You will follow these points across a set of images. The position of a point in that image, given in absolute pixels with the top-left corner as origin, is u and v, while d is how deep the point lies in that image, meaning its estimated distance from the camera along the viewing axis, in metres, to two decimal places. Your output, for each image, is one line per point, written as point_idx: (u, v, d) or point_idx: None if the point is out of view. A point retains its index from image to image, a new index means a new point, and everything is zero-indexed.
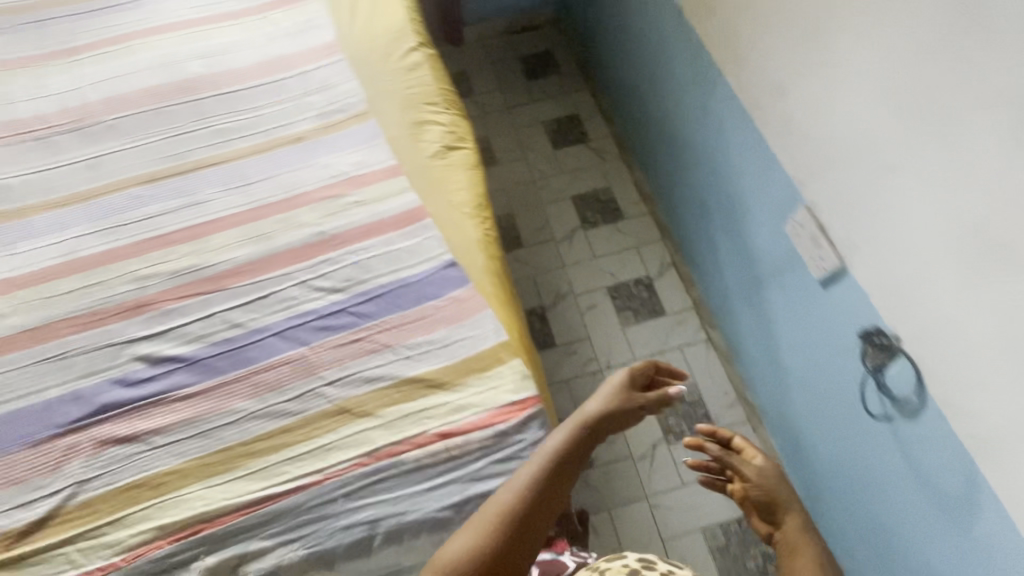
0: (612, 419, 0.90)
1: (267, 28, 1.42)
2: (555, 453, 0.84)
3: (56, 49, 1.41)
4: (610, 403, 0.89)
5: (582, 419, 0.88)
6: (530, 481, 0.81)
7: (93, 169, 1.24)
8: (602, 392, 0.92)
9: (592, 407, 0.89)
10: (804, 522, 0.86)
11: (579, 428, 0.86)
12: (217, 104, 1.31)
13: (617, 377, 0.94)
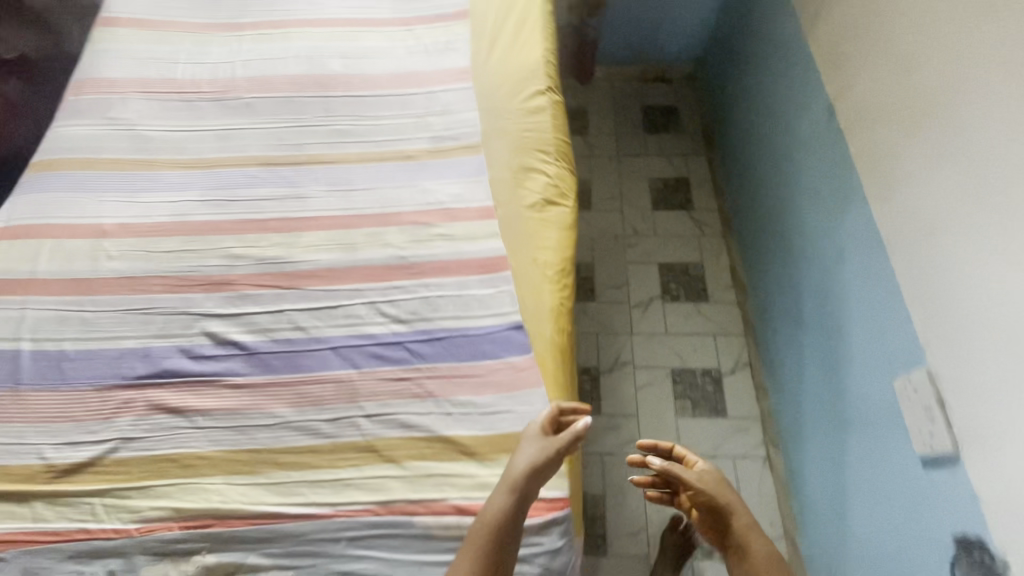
0: (541, 477, 0.84)
1: (409, 41, 1.47)
2: (500, 516, 0.80)
3: (225, 21, 1.54)
4: (527, 466, 0.83)
5: (510, 486, 0.82)
6: (482, 557, 0.78)
7: (222, 140, 1.33)
8: (523, 448, 0.85)
9: (517, 464, 0.83)
10: (739, 518, 0.99)
11: (515, 490, 0.81)
12: (344, 104, 1.36)
13: (537, 426, 0.88)
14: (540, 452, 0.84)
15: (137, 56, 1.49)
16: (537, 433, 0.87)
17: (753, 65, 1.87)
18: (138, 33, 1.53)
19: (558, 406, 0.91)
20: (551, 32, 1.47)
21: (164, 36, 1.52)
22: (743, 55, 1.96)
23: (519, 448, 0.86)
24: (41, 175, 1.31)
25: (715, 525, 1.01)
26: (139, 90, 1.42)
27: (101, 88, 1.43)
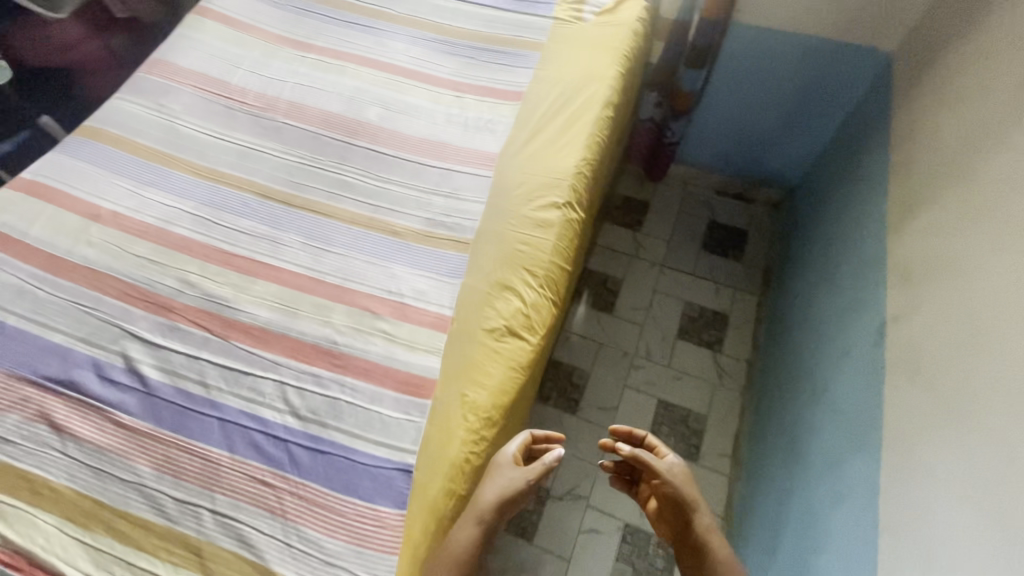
0: (509, 508, 0.89)
1: (453, 109, 1.41)
2: (469, 544, 0.84)
3: (299, 39, 1.58)
4: (496, 493, 0.87)
5: (477, 513, 0.86)
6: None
7: (239, 157, 1.34)
8: (494, 479, 0.90)
9: (488, 495, 0.87)
10: (703, 519, 1.00)
11: (482, 522, 0.86)
12: (362, 156, 1.33)
13: (510, 457, 0.93)
14: (513, 477, 0.89)
15: (210, 50, 1.55)
16: (510, 462, 0.92)
17: (831, 228, 1.63)
18: (222, 29, 1.60)
19: (531, 435, 0.98)
20: (598, 141, 1.36)
21: (241, 38, 1.58)
22: (829, 209, 1.72)
23: (489, 477, 0.91)
24: (81, 141, 1.39)
25: (676, 516, 1.03)
26: (196, 85, 1.48)
27: (166, 73, 1.51)
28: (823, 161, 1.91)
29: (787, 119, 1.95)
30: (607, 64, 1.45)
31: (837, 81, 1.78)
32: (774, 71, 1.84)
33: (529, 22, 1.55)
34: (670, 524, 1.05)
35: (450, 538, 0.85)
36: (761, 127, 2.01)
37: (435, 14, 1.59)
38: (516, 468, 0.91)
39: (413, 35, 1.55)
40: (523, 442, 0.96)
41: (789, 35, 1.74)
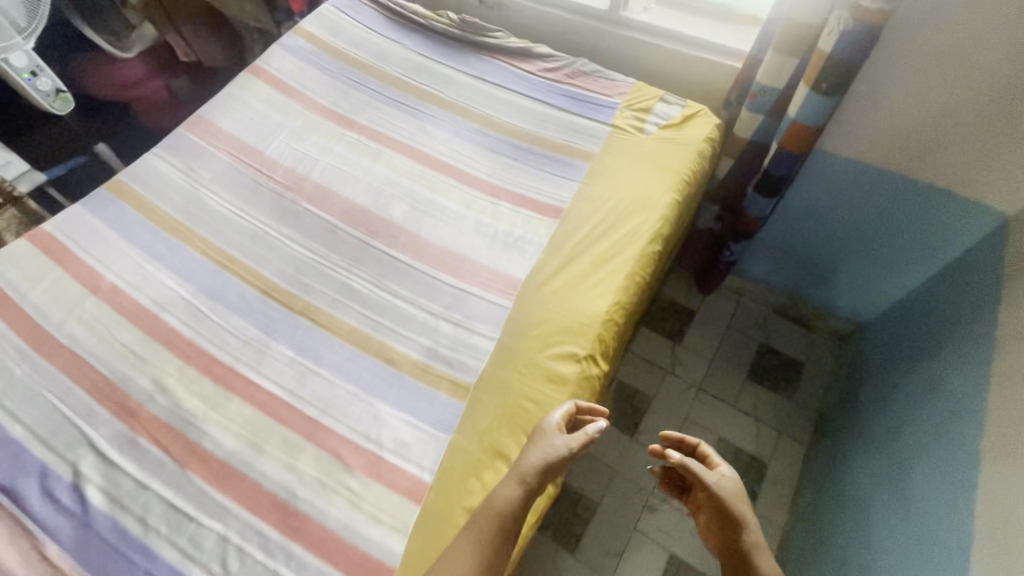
0: (552, 472, 0.91)
1: (484, 217, 1.29)
2: (513, 500, 0.88)
3: (342, 113, 1.51)
4: (539, 458, 0.90)
5: (520, 473, 0.90)
6: (488, 542, 0.85)
7: (251, 241, 1.27)
8: (539, 444, 0.93)
9: (532, 459, 0.91)
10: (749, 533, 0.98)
11: (525, 483, 0.89)
12: (375, 259, 1.22)
13: (555, 424, 0.96)
14: (557, 441, 0.92)
15: (251, 113, 1.51)
16: (555, 429, 0.95)
17: (897, 419, 1.37)
18: (269, 92, 1.56)
19: (576, 406, 1.00)
20: (638, 281, 1.19)
21: (285, 103, 1.53)
22: (895, 394, 1.45)
23: (534, 441, 0.94)
24: (106, 198, 1.37)
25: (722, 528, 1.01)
26: (229, 150, 1.43)
27: (204, 134, 1.47)
28: (896, 319, 1.63)
29: (863, 258, 1.69)
30: (664, 189, 1.29)
31: (921, 240, 1.50)
32: (855, 206, 1.60)
33: (583, 126, 1.41)
34: (716, 537, 1.03)
35: (496, 494, 0.90)
36: (832, 256, 1.77)
37: (485, 104, 1.49)
38: (561, 435, 0.93)
39: (459, 126, 1.45)
40: (568, 412, 0.98)
41: (878, 174, 1.49)
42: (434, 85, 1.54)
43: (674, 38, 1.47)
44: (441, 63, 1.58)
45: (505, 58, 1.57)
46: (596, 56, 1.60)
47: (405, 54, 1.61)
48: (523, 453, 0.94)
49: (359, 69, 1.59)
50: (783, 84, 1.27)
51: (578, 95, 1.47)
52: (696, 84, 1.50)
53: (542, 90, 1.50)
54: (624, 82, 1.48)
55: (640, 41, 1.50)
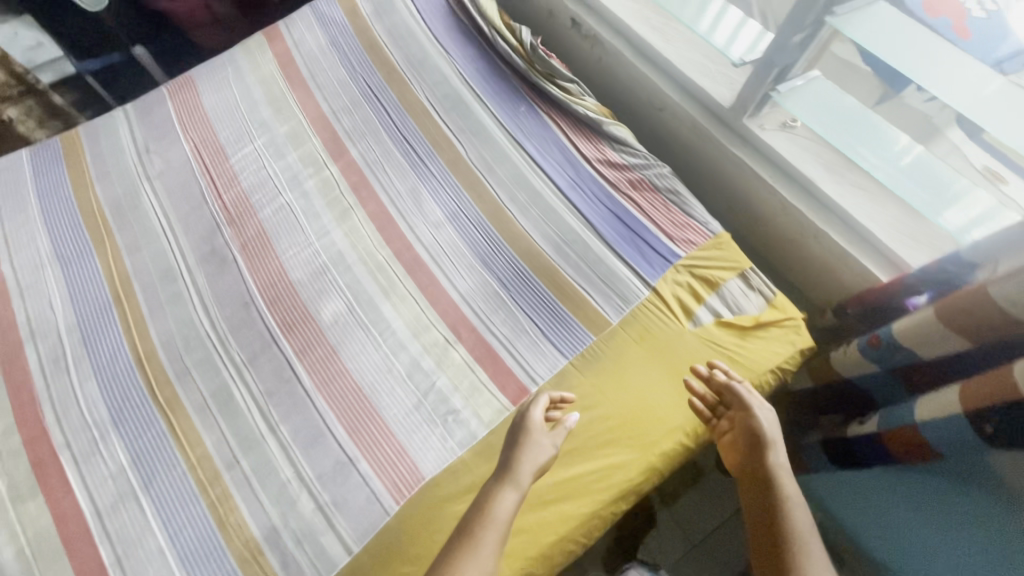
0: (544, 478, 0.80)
1: (426, 359, 0.97)
2: (515, 509, 0.75)
3: (339, 132, 1.18)
4: (520, 446, 0.81)
5: (506, 477, 0.77)
6: (485, 553, 0.70)
7: (160, 277, 1.04)
8: (528, 448, 0.80)
9: (527, 468, 0.78)
10: (779, 458, 0.74)
11: (521, 488, 0.76)
12: (272, 367, 0.96)
13: (539, 422, 0.83)
14: (546, 452, 0.81)
15: (241, 96, 1.22)
16: (540, 429, 0.83)
17: None
18: (273, 70, 1.25)
19: (549, 399, 0.87)
20: (569, 548, 0.86)
21: (283, 93, 1.23)
22: None
23: (520, 447, 0.80)
24: (56, 158, 1.19)
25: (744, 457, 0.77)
26: (196, 140, 1.18)
27: (183, 107, 1.22)
28: None
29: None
30: (671, 426, 0.90)
31: None
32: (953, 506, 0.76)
33: (614, 273, 1.00)
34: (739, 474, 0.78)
35: (490, 510, 0.75)
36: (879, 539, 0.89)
37: (506, 185, 1.10)
38: (546, 435, 0.82)
39: (461, 207, 1.09)
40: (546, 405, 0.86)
41: None
42: (459, 131, 1.16)
43: (803, 189, 0.97)
44: (483, 99, 1.18)
45: (565, 122, 1.14)
46: (688, 160, 1.13)
47: (447, 69, 1.21)
48: (503, 458, 0.81)
49: (385, 75, 1.23)
50: (929, 356, 0.78)
51: (630, 221, 1.04)
52: (809, 259, 1.01)
53: (589, 190, 1.08)
54: (702, 225, 1.03)
55: (751, 172, 1.01)
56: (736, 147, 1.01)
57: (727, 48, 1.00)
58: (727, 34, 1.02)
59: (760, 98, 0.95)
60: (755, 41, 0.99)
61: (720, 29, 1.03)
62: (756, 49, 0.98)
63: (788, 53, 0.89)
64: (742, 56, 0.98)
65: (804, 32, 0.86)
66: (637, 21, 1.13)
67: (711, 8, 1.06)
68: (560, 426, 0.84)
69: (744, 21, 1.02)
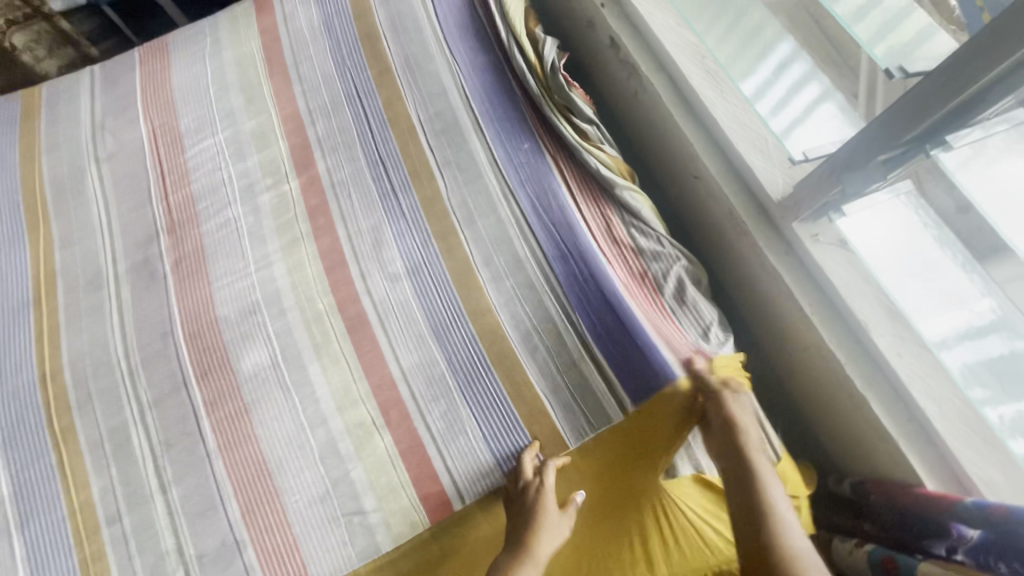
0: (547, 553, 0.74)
1: (345, 441, 0.81)
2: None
3: (310, 137, 1.01)
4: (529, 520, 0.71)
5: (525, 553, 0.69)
6: None
7: (84, 284, 0.94)
8: (546, 528, 0.71)
9: (547, 548, 0.70)
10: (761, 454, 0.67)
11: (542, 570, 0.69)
12: (177, 415, 0.85)
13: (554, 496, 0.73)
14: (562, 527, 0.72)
15: (213, 77, 1.06)
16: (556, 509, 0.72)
17: None
18: (254, 50, 1.08)
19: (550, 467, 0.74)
20: None
21: (259, 80, 1.05)
22: None
23: (534, 525, 0.71)
24: (12, 121, 1.09)
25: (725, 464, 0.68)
26: (154, 124, 1.04)
27: (150, 81, 1.08)
28: None
29: None
30: None
31: None
32: None
33: (587, 387, 0.78)
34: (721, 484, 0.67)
35: None
36: None
37: (484, 240, 0.89)
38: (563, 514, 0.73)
39: (421, 256, 0.89)
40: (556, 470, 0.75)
41: None
42: (443, 159, 0.94)
43: (853, 336, 0.69)
44: (483, 127, 0.96)
45: (574, 173, 0.92)
46: (717, 248, 0.88)
47: (447, 78, 0.99)
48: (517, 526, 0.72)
49: (377, 73, 1.02)
50: None
51: (624, 319, 0.81)
52: (839, 423, 0.75)
53: (582, 264, 0.85)
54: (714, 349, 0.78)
55: (786, 292, 0.73)
56: (775, 256, 0.74)
57: (768, 117, 0.77)
58: (779, 93, 0.76)
59: (816, 209, 0.70)
60: (811, 108, 0.73)
61: (769, 86, 0.77)
62: (807, 124, 0.73)
63: (869, 171, 0.61)
64: (782, 133, 0.75)
65: (898, 149, 0.59)
66: (687, 63, 0.86)
67: (777, 47, 0.77)
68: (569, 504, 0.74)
69: (809, 71, 0.73)
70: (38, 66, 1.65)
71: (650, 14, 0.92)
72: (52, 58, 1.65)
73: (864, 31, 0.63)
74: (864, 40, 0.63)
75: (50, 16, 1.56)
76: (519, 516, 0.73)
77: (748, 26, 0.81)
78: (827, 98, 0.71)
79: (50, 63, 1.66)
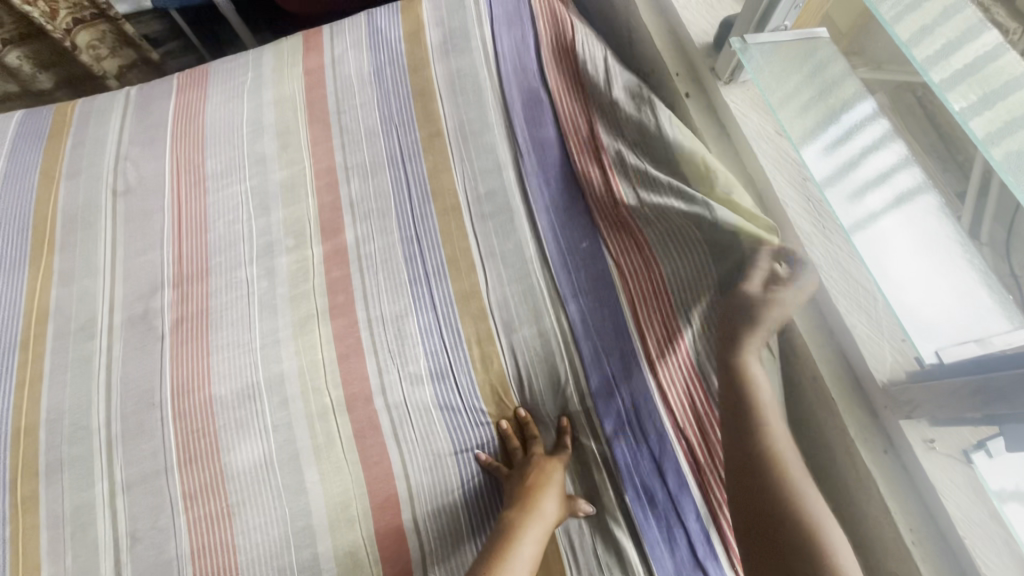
0: None
1: (330, 569, 0.70)
2: None
3: (342, 197, 0.90)
4: (524, 508, 0.67)
5: (513, 543, 0.64)
6: None
7: (76, 330, 0.86)
8: (536, 517, 0.66)
9: (534, 544, 0.65)
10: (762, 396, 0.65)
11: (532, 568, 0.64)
12: (150, 504, 0.75)
13: (556, 500, 0.69)
14: (524, 560, 0.63)
15: (248, 118, 0.98)
16: (553, 509, 0.68)
17: None
18: (297, 93, 0.99)
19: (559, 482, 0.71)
20: None
21: (299, 127, 0.97)
22: None
23: (518, 514, 0.67)
24: (40, 137, 1.03)
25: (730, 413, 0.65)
26: (178, 159, 0.97)
27: (183, 112, 1.01)
28: None
29: None
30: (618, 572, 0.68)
31: None
32: None
33: (616, 548, 0.69)
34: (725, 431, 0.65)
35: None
36: None
37: (524, 356, 0.77)
38: (557, 506, 0.69)
39: (448, 360, 0.78)
40: (559, 487, 0.71)
41: None
42: (488, 251, 0.82)
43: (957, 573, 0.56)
44: (537, 216, 0.84)
45: (641, 280, 0.76)
46: None
47: (504, 153, 0.88)
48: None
49: (426, 135, 0.91)
50: None
51: (675, 484, 0.69)
52: None
53: (625, 396, 0.73)
54: None
55: (875, 496, 0.61)
56: (867, 450, 0.62)
57: (838, 207, 0.66)
58: (857, 179, 0.67)
59: (941, 419, 0.58)
60: (885, 210, 0.65)
61: (846, 175, 0.68)
62: (882, 223, 0.64)
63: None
64: (850, 226, 0.64)
65: None
66: (783, 185, 0.73)
67: (858, 136, 0.70)
68: (568, 506, 0.71)
69: (902, 163, 0.68)
70: (98, 65, 1.60)
71: (743, 116, 0.78)
72: (113, 57, 1.62)
73: (982, 127, 0.53)
74: (980, 138, 0.53)
75: (117, 22, 1.51)
76: (515, 510, 0.68)
77: (843, 124, 0.72)
78: (911, 199, 0.65)
79: (112, 63, 1.63)
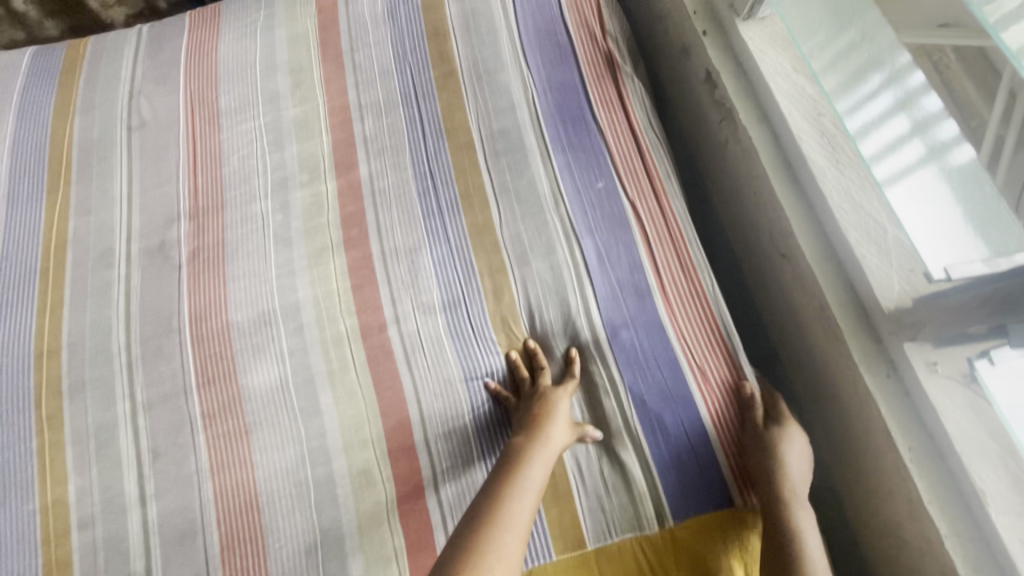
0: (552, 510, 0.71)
1: (344, 485, 0.73)
2: (530, 511, 0.63)
3: (356, 134, 0.91)
4: (534, 435, 0.69)
5: (522, 464, 0.66)
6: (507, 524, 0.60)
7: (94, 259, 0.87)
8: (544, 443, 0.68)
9: (542, 468, 0.66)
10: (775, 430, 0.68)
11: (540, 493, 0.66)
12: (171, 422, 0.77)
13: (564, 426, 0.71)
14: (532, 479, 0.65)
15: (261, 56, 0.98)
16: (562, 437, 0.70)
17: None
18: (310, 32, 0.99)
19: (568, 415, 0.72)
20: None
21: (312, 66, 0.96)
22: None
23: (527, 438, 0.69)
24: (54, 72, 1.03)
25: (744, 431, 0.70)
26: (192, 95, 0.97)
27: (196, 50, 1.01)
28: None
29: None
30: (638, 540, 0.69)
31: None
32: None
33: (623, 472, 0.72)
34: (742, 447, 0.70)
35: (501, 499, 0.62)
36: None
37: (536, 289, 0.78)
38: (565, 433, 0.70)
39: (461, 292, 0.80)
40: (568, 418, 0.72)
41: None
42: (501, 187, 0.83)
43: (952, 485, 0.58)
44: (552, 155, 0.84)
45: (657, 223, 0.80)
46: (795, 334, 0.75)
47: (519, 92, 0.88)
48: (483, 493, 0.64)
49: (440, 73, 0.91)
50: None
51: (685, 413, 0.72)
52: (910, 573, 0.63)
53: (637, 330, 0.75)
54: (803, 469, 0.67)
55: (875, 416, 0.62)
56: (871, 372, 0.63)
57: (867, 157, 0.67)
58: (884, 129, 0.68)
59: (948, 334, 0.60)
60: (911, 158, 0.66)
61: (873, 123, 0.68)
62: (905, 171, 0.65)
63: None
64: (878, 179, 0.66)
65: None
66: (802, 124, 0.73)
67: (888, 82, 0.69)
68: (576, 433, 0.72)
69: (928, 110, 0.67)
70: (105, 13, 1.59)
71: (761, 52, 0.78)
72: (120, 6, 1.61)
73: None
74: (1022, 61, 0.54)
75: None
76: (525, 435, 0.69)
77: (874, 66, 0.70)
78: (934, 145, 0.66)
79: (119, 12, 1.62)
